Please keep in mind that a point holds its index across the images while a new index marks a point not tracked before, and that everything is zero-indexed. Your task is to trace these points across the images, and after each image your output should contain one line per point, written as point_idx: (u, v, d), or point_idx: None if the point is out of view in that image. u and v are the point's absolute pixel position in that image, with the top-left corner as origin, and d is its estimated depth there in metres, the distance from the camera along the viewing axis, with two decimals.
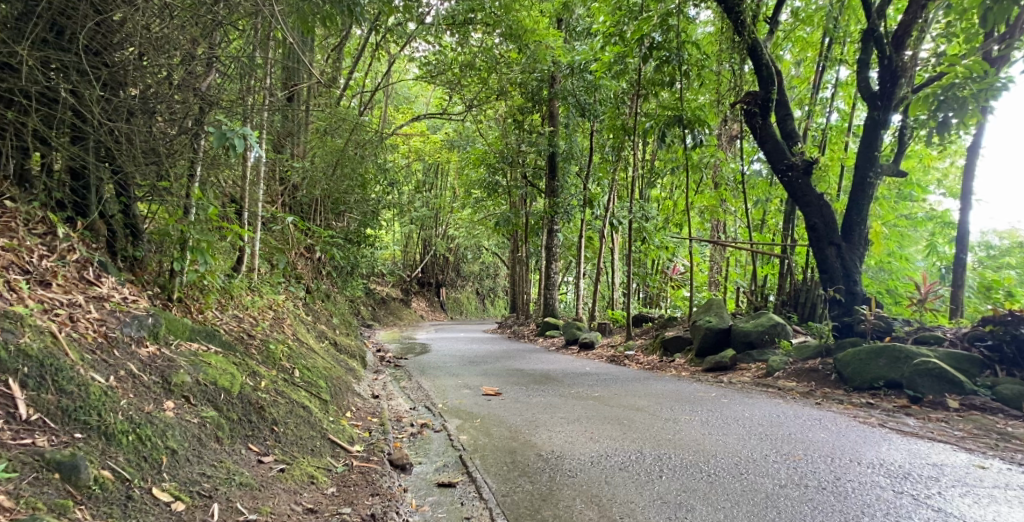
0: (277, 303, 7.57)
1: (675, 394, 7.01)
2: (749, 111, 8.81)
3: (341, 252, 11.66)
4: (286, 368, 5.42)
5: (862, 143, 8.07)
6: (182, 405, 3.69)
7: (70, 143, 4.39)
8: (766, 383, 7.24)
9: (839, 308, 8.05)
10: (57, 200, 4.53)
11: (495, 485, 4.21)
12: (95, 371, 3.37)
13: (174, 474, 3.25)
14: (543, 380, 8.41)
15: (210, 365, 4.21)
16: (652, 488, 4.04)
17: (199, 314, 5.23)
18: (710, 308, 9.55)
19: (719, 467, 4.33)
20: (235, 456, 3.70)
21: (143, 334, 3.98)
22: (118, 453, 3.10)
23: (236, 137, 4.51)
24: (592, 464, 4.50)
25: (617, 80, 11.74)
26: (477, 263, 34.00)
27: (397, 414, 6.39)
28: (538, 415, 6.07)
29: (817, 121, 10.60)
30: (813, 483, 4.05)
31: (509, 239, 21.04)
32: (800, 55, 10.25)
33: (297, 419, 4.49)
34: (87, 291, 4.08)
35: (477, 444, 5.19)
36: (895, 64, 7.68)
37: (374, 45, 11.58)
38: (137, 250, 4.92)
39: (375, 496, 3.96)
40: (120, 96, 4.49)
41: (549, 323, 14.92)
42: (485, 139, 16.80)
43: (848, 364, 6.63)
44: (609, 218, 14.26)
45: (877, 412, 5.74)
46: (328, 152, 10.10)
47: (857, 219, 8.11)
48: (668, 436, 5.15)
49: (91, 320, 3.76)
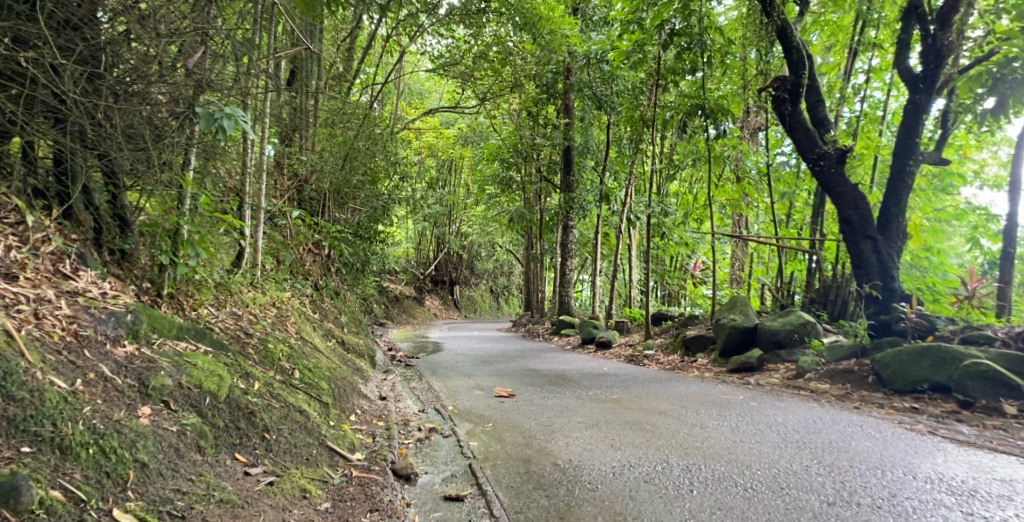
0: (281, 300, 7.25)
1: (700, 396, 6.57)
2: (778, 97, 8.33)
3: (352, 248, 11.27)
4: (286, 368, 5.07)
5: (900, 130, 7.58)
6: (160, 411, 3.35)
7: (49, 126, 4.05)
8: (797, 385, 6.79)
9: (875, 305, 7.55)
10: (34, 187, 4.22)
11: (508, 500, 3.83)
12: (57, 374, 3.03)
13: (141, 491, 2.89)
14: (558, 381, 8.00)
15: (196, 366, 3.85)
16: (682, 505, 3.63)
17: (193, 311, 4.90)
18: (735, 305, 9.07)
19: (756, 481, 3.92)
20: (219, 467, 3.35)
21: (121, 333, 3.64)
22: (74, 470, 2.75)
23: (225, 118, 4.08)
24: (614, 476, 4.10)
25: (634, 70, 11.28)
26: (491, 261, 33.56)
27: (405, 417, 6.02)
28: (553, 419, 5.66)
29: (848, 109, 10.04)
30: (866, 500, 3.62)
31: (524, 235, 20.67)
32: (829, 39, 9.74)
33: (293, 425, 4.13)
34: (59, 286, 3.75)
35: (489, 451, 4.80)
36: (939, 43, 7.15)
37: (385, 39, 11.26)
38: (126, 242, 4.58)
39: (375, 513, 3.61)
40: (103, 74, 4.15)
41: (564, 321, 14.51)
42: (499, 134, 16.43)
43: (887, 365, 6.15)
44: (626, 213, 13.74)
45: (925, 418, 5.29)
46: (339, 145, 9.81)
47: (895, 210, 7.60)
48: (696, 444, 4.74)
49: (60, 316, 3.43)
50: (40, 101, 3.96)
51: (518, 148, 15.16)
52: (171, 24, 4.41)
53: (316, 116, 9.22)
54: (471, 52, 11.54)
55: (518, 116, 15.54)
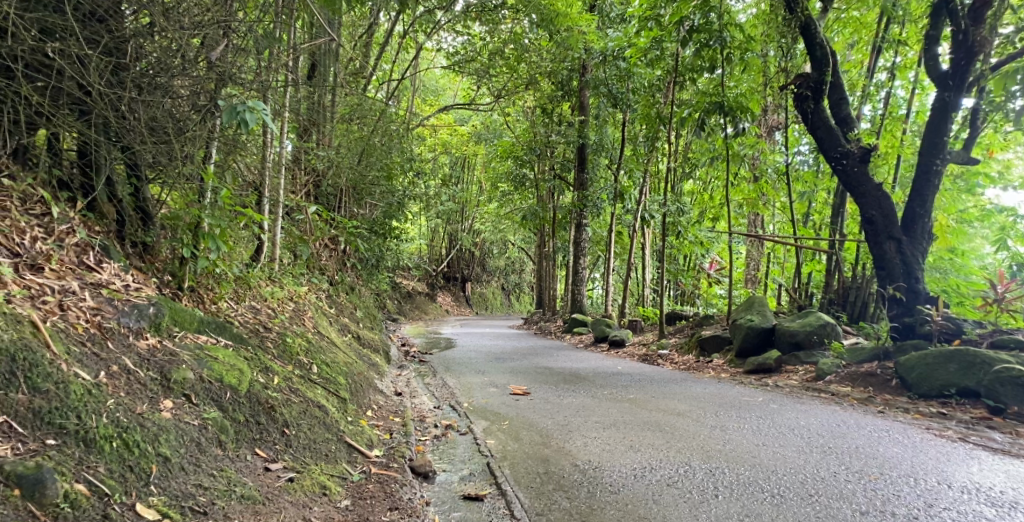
0: (298, 295, 7.23)
1: (720, 397, 6.49)
2: (801, 94, 8.24)
3: (367, 244, 11.25)
4: (304, 363, 5.05)
5: (927, 128, 7.45)
6: (182, 404, 3.33)
7: (74, 118, 4.02)
8: (818, 388, 6.70)
9: (899, 307, 7.43)
10: (59, 179, 4.21)
11: (528, 501, 3.79)
12: (82, 366, 3.01)
13: (163, 486, 2.87)
14: (573, 379, 7.93)
15: (216, 360, 3.83)
16: (708, 511, 3.58)
17: (213, 305, 4.90)
18: (752, 306, 8.96)
19: (783, 487, 3.86)
20: (240, 462, 3.32)
21: (144, 325, 3.62)
22: (99, 463, 2.72)
23: (247, 111, 4.07)
24: (635, 479, 4.05)
25: (652, 66, 11.15)
26: (504, 259, 33.47)
27: (421, 414, 5.99)
28: (570, 418, 5.61)
29: (871, 108, 9.90)
30: (900, 510, 3.55)
31: (536, 233, 20.63)
32: (853, 36, 9.60)
33: (312, 420, 4.10)
34: (84, 277, 3.74)
35: (507, 450, 4.75)
36: (971, 39, 7.03)
37: (401, 35, 11.26)
38: (148, 235, 4.55)
39: (394, 511, 3.58)
40: (127, 66, 4.10)
41: (576, 319, 14.44)
42: (513, 131, 16.36)
43: (912, 369, 6.05)
44: (641, 212, 13.61)
45: (954, 424, 5.19)
46: (355, 141, 9.79)
47: (921, 211, 7.48)
48: (718, 446, 4.66)
49: (85, 308, 3.41)
50: (66, 92, 3.92)
51: (532, 145, 15.24)
52: (194, 16, 4.36)
53: (333, 112, 9.18)
54: (486, 48, 11.45)
55: (532, 113, 15.46)
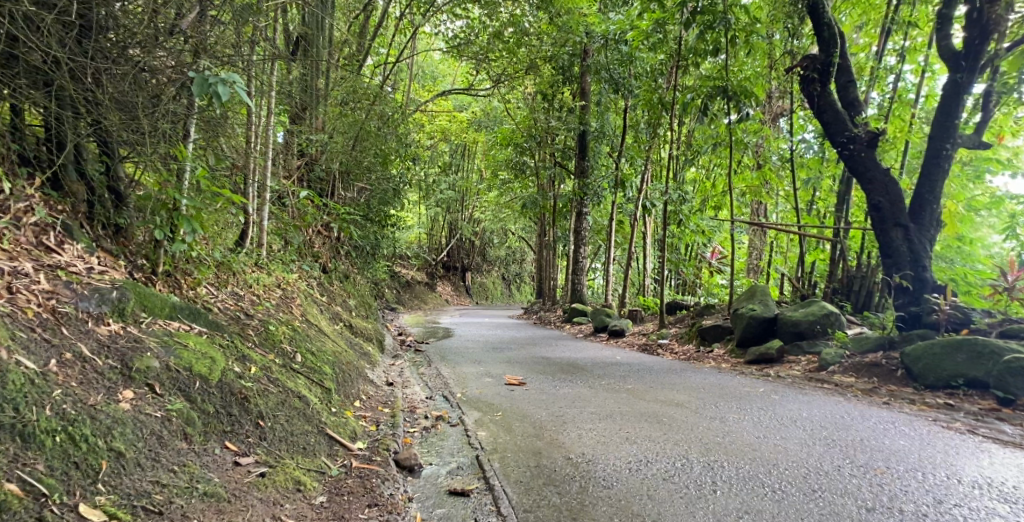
0: (287, 282, 7.00)
1: (720, 388, 6.26)
2: (807, 76, 7.98)
3: (363, 231, 11.01)
4: (287, 352, 4.83)
5: (939, 110, 7.19)
6: (144, 394, 3.13)
7: (37, 90, 3.78)
8: (821, 378, 6.48)
9: (905, 296, 7.20)
10: (21, 155, 3.98)
11: (516, 497, 3.58)
12: (27, 354, 2.81)
13: (114, 484, 2.67)
14: (570, 370, 7.72)
15: (186, 347, 3.61)
16: (706, 507, 3.37)
17: (191, 290, 4.69)
18: (754, 294, 8.73)
19: (785, 481, 3.65)
20: (207, 457, 3.13)
21: (105, 310, 3.41)
22: (37, 461, 2.53)
23: (220, 83, 3.68)
24: (630, 473, 3.84)
25: (655, 50, 10.83)
26: (504, 248, 33.18)
27: (411, 404, 5.78)
28: (565, 409, 5.39)
29: (878, 92, 9.63)
30: (909, 507, 3.35)
31: (537, 221, 20.33)
32: (861, 18, 9.33)
33: (291, 411, 3.89)
34: (40, 259, 3.53)
35: (498, 442, 4.55)
36: (986, 17, 6.78)
37: (398, 17, 10.98)
38: (119, 217, 4.33)
39: (373, 509, 3.38)
40: (93, 36, 3.86)
41: (576, 309, 14.22)
42: (513, 118, 16.06)
43: (917, 359, 5.83)
44: (642, 200, 13.35)
45: (962, 416, 4.99)
46: (348, 125, 9.48)
47: (929, 196, 7.24)
48: (717, 439, 4.45)
49: (37, 291, 3.21)
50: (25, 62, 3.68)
51: (532, 132, 14.94)
52: None
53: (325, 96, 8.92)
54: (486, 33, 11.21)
55: (532, 99, 15.17)
